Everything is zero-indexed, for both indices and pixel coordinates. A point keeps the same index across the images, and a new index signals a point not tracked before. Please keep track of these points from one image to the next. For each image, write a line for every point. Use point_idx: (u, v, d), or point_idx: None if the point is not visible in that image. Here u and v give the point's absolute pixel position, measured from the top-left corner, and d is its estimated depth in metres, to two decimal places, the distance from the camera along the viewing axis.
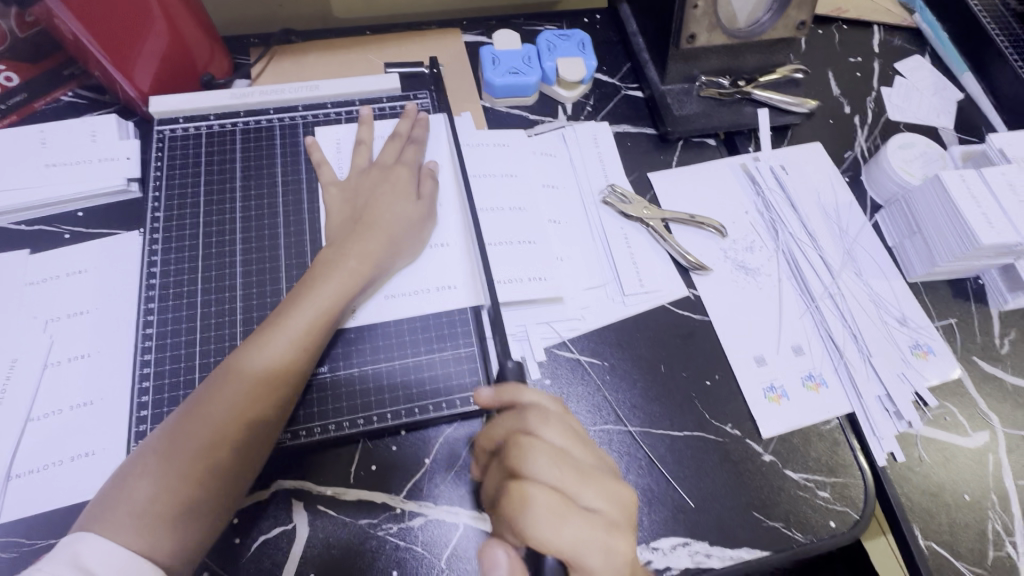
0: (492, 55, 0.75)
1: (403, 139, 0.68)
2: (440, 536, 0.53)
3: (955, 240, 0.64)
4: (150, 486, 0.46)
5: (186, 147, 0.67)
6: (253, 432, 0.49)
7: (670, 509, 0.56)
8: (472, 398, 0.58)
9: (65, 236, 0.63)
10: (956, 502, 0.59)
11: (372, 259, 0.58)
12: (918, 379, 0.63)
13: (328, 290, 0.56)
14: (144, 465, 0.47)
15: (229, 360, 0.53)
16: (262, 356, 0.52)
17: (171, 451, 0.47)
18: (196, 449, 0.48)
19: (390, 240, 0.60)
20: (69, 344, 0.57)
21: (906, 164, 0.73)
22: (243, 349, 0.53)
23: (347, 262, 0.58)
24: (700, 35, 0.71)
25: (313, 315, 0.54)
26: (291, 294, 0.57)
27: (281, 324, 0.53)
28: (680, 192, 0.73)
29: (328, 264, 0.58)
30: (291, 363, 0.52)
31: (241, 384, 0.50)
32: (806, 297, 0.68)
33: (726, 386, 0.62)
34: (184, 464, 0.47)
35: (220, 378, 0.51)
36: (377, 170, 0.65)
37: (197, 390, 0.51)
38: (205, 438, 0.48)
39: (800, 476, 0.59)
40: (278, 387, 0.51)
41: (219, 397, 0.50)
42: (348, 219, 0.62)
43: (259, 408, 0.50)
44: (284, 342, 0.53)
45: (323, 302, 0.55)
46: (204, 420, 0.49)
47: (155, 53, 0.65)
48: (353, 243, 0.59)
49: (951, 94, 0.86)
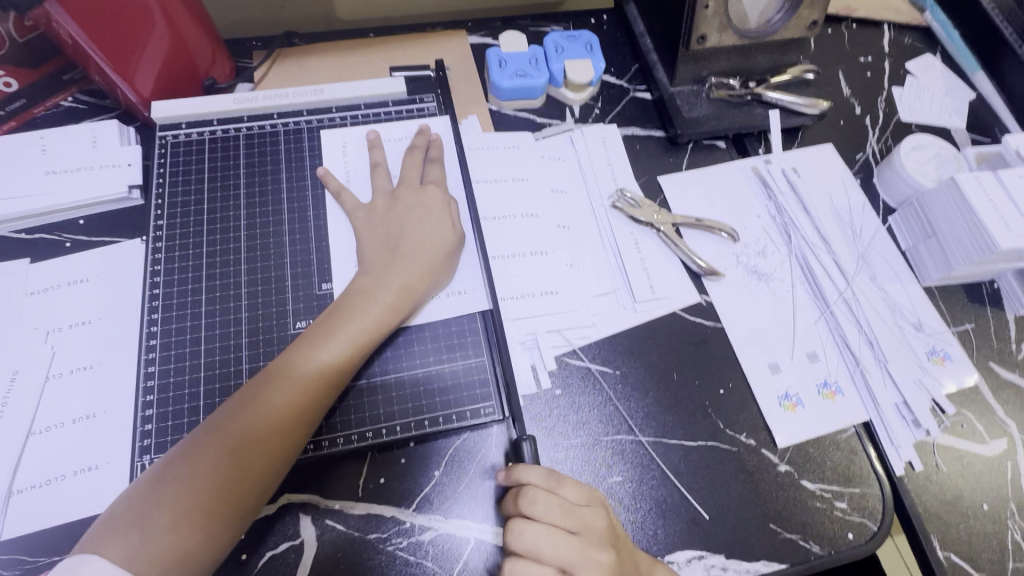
0: (498, 57, 0.73)
1: (422, 156, 0.66)
2: (450, 550, 0.52)
3: (972, 245, 0.62)
4: (167, 516, 0.44)
5: (189, 152, 0.66)
6: (273, 464, 0.48)
7: (685, 519, 0.55)
8: (482, 409, 0.57)
9: (66, 244, 0.62)
10: (975, 512, 0.58)
11: (406, 291, 0.57)
12: (935, 387, 0.62)
13: (359, 325, 0.54)
14: (159, 492, 0.45)
15: (254, 386, 0.51)
16: (291, 378, 0.51)
17: (189, 478, 0.46)
18: (218, 472, 0.46)
19: (426, 269, 0.58)
20: (71, 355, 0.56)
21: (920, 166, 0.72)
22: (276, 367, 0.52)
23: (383, 290, 0.56)
24: (710, 36, 0.69)
25: (343, 350, 0.53)
26: (317, 323, 0.55)
27: (309, 354, 0.52)
28: (691, 195, 0.72)
29: (365, 289, 0.56)
30: (317, 396, 0.51)
31: (265, 415, 0.49)
32: (820, 302, 0.66)
33: (740, 395, 0.61)
34: (202, 494, 0.45)
35: (243, 405, 0.49)
36: (406, 192, 0.62)
37: (220, 413, 0.50)
38: (226, 469, 0.47)
39: (816, 486, 0.58)
40: (301, 419, 0.50)
41: (242, 425, 0.48)
42: (382, 249, 0.59)
43: (282, 441, 0.49)
44: (312, 373, 0.51)
45: (352, 337, 0.53)
46: (226, 441, 0.48)
47: (156, 57, 0.63)
48: (392, 272, 0.57)
49: (963, 93, 0.84)
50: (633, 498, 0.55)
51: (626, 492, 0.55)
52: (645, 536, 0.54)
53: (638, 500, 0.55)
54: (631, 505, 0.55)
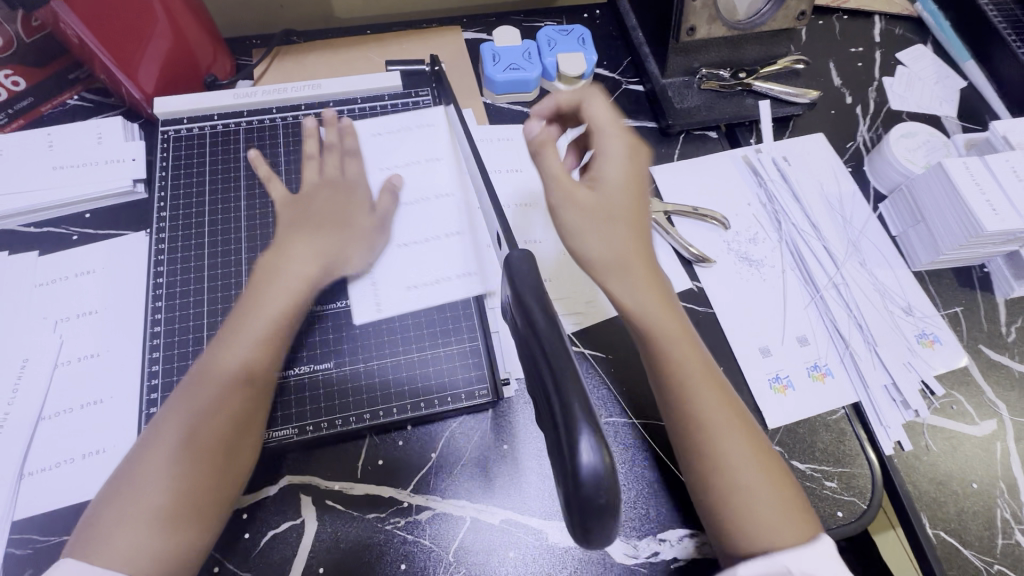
0: (492, 52, 0.75)
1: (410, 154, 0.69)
2: (447, 529, 0.53)
3: (959, 227, 0.63)
4: (124, 527, 0.45)
5: (191, 147, 0.67)
6: (217, 460, 0.49)
7: (677, 498, 0.56)
8: (477, 391, 0.58)
9: (73, 238, 0.64)
10: (964, 491, 0.59)
11: (353, 278, 0.59)
12: (924, 368, 0.63)
13: (273, 316, 0.55)
14: (112, 507, 0.46)
15: (178, 394, 0.51)
16: (229, 363, 0.52)
17: (135, 489, 0.47)
18: (182, 466, 0.48)
19: (388, 248, 0.61)
20: (78, 344, 0.58)
21: (909, 153, 0.73)
22: (210, 355, 0.53)
23: (301, 267, 0.58)
24: (700, 28, 0.70)
25: (254, 342, 0.53)
26: (229, 318, 0.55)
27: (230, 343, 0.53)
28: (683, 185, 0.73)
29: (274, 270, 0.57)
30: (241, 390, 0.51)
31: (194, 417, 0.49)
32: (810, 287, 0.67)
33: (731, 378, 0.62)
34: (155, 501, 0.46)
35: (169, 414, 0.50)
36: (395, 188, 0.65)
37: (150, 427, 0.50)
38: (172, 474, 0.47)
39: (807, 466, 0.59)
40: (232, 413, 0.50)
41: (175, 432, 0.49)
42: (352, 231, 0.61)
43: (219, 439, 0.49)
44: (231, 368, 0.52)
45: (265, 329, 0.54)
46: (176, 438, 0.49)
47: (158, 54, 0.65)
48: (320, 249, 0.59)
49: (953, 82, 0.85)
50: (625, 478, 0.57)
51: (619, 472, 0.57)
52: (637, 515, 0.55)
53: (631, 480, 0.57)
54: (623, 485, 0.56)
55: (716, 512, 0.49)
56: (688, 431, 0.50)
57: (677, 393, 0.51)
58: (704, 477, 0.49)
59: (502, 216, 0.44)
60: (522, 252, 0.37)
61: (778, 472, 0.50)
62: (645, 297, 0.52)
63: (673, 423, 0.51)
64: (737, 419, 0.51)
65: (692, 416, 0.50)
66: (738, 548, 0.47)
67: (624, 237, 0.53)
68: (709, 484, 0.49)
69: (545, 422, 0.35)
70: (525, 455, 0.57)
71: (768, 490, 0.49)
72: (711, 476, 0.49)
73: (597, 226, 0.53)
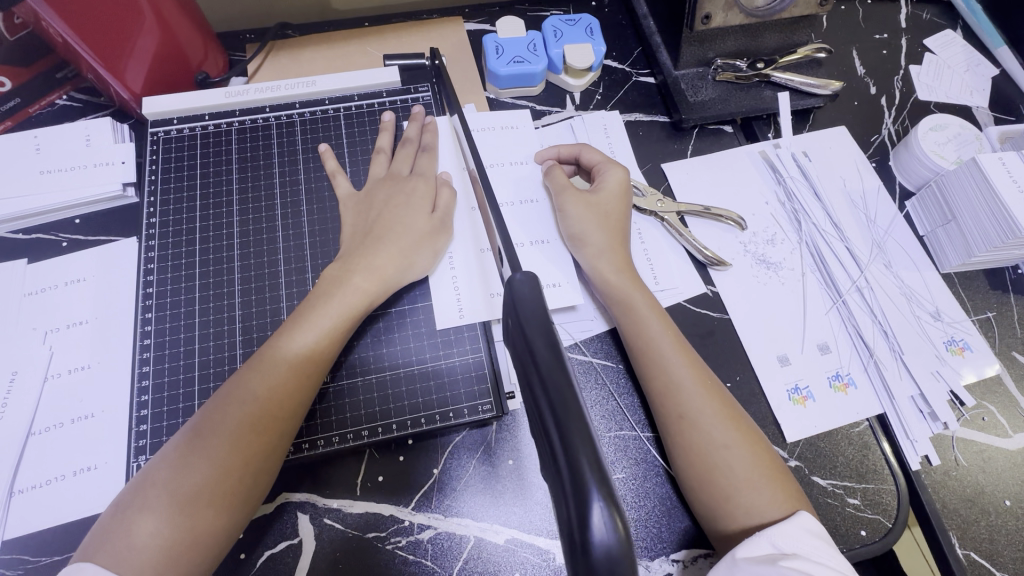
0: (495, 44, 0.71)
1: (414, 146, 0.65)
2: (451, 549, 0.51)
3: (994, 228, 0.59)
4: (154, 520, 0.44)
5: (181, 149, 0.65)
6: (256, 459, 0.47)
7: (691, 518, 0.53)
8: (480, 405, 0.56)
9: (63, 244, 0.62)
10: (997, 509, 0.56)
11: (381, 277, 0.56)
12: (954, 378, 0.60)
13: (335, 313, 0.53)
14: (148, 496, 0.45)
15: (232, 382, 0.50)
16: (269, 371, 0.50)
17: (174, 480, 0.45)
18: (203, 472, 0.46)
19: (409, 264, 0.58)
20: (67, 356, 0.56)
21: (939, 147, 0.68)
22: (256, 358, 0.51)
23: (355, 279, 0.55)
24: (716, 15, 0.66)
25: (318, 337, 0.52)
26: (296, 310, 0.54)
27: (278, 350, 0.51)
28: (696, 183, 0.69)
29: (335, 282, 0.55)
30: (295, 388, 0.50)
31: (245, 410, 0.48)
32: (832, 291, 0.64)
33: (748, 388, 0.59)
34: (189, 498, 0.45)
35: (222, 402, 0.49)
36: (394, 182, 0.62)
37: (201, 412, 0.49)
38: (211, 467, 0.46)
39: (828, 483, 0.56)
40: (282, 410, 0.49)
41: (225, 423, 0.48)
42: (369, 237, 0.58)
43: (261, 436, 0.48)
44: (289, 364, 0.50)
45: (328, 325, 0.53)
46: (202, 441, 0.47)
47: (147, 52, 0.62)
48: (366, 259, 0.56)
49: (985, 70, 0.80)
50: (636, 496, 0.54)
51: (630, 489, 0.54)
52: (649, 535, 0.53)
53: (642, 498, 0.54)
54: (634, 502, 0.54)
55: (714, 497, 0.49)
56: (676, 416, 0.52)
57: (660, 379, 0.53)
58: (697, 458, 0.50)
59: (502, 228, 0.41)
60: (527, 272, 0.33)
61: (768, 450, 0.51)
62: (631, 289, 0.58)
63: (661, 409, 0.53)
64: (725, 406, 0.52)
65: (681, 400, 0.52)
66: (731, 529, 0.48)
67: (608, 237, 0.60)
68: (701, 467, 0.50)
69: (543, 456, 0.31)
70: (532, 470, 0.55)
71: (760, 465, 0.50)
72: (708, 462, 0.50)
73: (586, 220, 0.60)
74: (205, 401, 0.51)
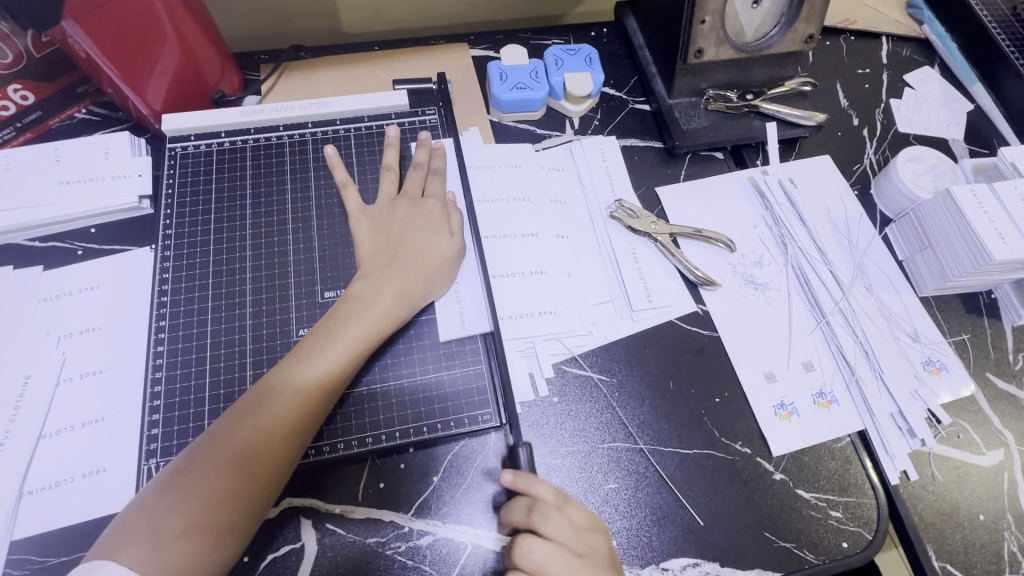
0: (499, 70, 0.75)
1: (423, 170, 0.68)
2: (448, 554, 0.53)
3: (967, 255, 0.63)
4: (177, 524, 0.45)
5: (197, 163, 0.67)
6: (276, 470, 0.49)
7: (679, 528, 0.55)
8: (480, 416, 0.58)
9: (78, 252, 0.63)
10: (971, 522, 0.58)
11: (401, 294, 0.58)
12: (931, 397, 0.63)
13: (356, 329, 0.55)
14: (171, 502, 0.46)
15: (256, 392, 0.52)
16: (292, 386, 0.52)
17: (199, 485, 0.47)
18: (226, 481, 0.47)
19: (416, 278, 0.60)
20: (81, 360, 0.58)
21: (916, 177, 0.72)
22: (281, 368, 0.53)
23: (371, 294, 0.58)
24: (708, 50, 0.71)
25: (340, 353, 0.54)
26: (317, 327, 0.56)
27: (302, 364, 0.53)
28: (688, 206, 0.73)
29: (355, 299, 0.57)
30: (315, 403, 0.52)
31: (268, 423, 0.50)
32: (816, 312, 0.67)
33: (735, 404, 0.62)
34: (213, 505, 0.46)
35: (246, 412, 0.51)
36: (402, 201, 0.65)
37: (224, 420, 0.51)
38: (234, 475, 0.48)
39: (812, 495, 0.58)
40: (302, 423, 0.51)
41: (247, 434, 0.49)
42: (380, 254, 0.61)
43: (283, 448, 0.50)
44: (312, 378, 0.52)
45: (347, 341, 0.55)
46: (225, 451, 0.49)
47: (167, 71, 0.65)
48: (380, 275, 0.59)
49: (961, 105, 0.85)
50: (629, 505, 0.56)
51: (622, 499, 0.56)
52: (639, 543, 0.54)
53: (634, 507, 0.56)
54: (626, 512, 0.56)
55: None
56: None
57: None
58: None
59: None
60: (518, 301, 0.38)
61: None
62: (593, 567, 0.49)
63: None
64: None
65: None
66: None
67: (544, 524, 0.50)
68: None
69: None
70: None
71: None
72: None
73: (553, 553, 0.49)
74: (225, 409, 0.53)
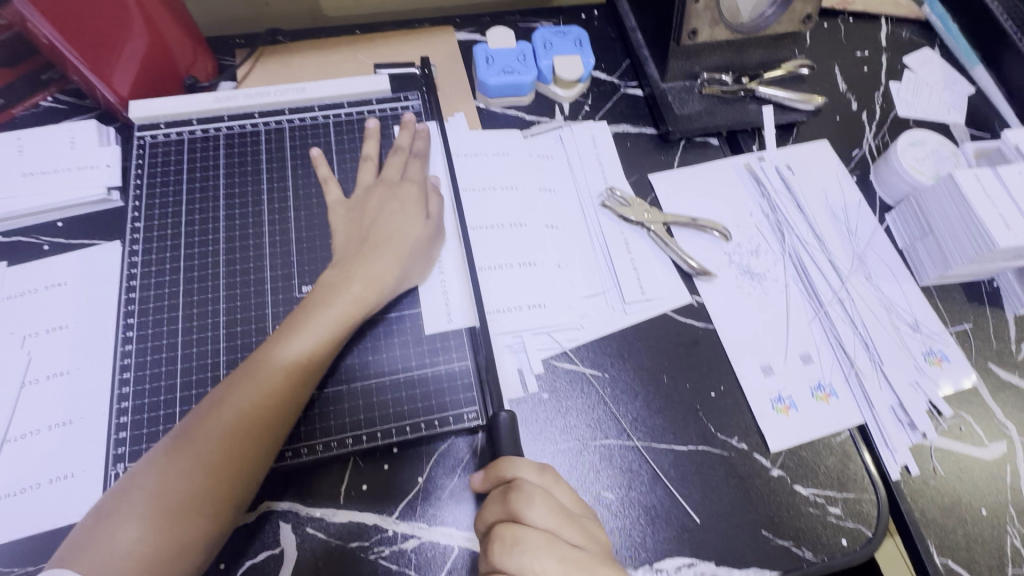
0: (486, 54, 0.72)
1: (405, 153, 0.65)
2: (434, 558, 0.51)
3: (970, 242, 0.61)
4: (139, 527, 0.43)
5: (167, 154, 0.64)
6: (244, 467, 0.47)
7: (673, 527, 0.53)
8: (466, 414, 0.55)
9: (44, 247, 0.60)
10: (974, 517, 0.57)
11: (379, 286, 0.56)
12: (931, 389, 0.61)
13: (329, 319, 0.53)
14: (134, 502, 0.44)
15: (223, 388, 0.49)
16: (261, 378, 0.49)
17: (162, 485, 0.45)
18: (192, 478, 0.45)
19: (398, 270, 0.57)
20: (46, 361, 0.55)
21: (917, 162, 0.70)
22: (251, 360, 0.51)
23: (348, 285, 0.55)
24: (702, 30, 0.68)
25: (310, 345, 0.51)
26: (290, 318, 0.54)
27: (271, 355, 0.50)
28: (682, 194, 0.70)
29: (330, 288, 0.55)
30: (286, 396, 0.49)
31: (236, 416, 0.47)
32: (814, 302, 0.65)
33: (731, 398, 0.60)
34: (178, 503, 0.44)
35: (212, 407, 0.48)
36: (383, 187, 0.62)
37: (190, 417, 0.48)
38: (200, 473, 0.45)
39: (810, 492, 0.56)
40: (270, 418, 0.48)
41: (214, 429, 0.47)
42: (359, 242, 0.59)
43: (251, 444, 0.47)
44: (281, 371, 0.50)
45: (320, 332, 0.52)
46: (191, 447, 0.46)
47: (135, 56, 0.62)
48: (358, 265, 0.56)
49: (962, 88, 0.83)
50: (622, 505, 0.54)
51: (616, 498, 0.54)
52: (632, 544, 0.52)
53: (627, 507, 0.54)
54: (619, 512, 0.54)
55: None
56: None
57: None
58: None
59: None
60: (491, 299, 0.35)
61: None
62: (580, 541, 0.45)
63: None
64: None
65: None
66: None
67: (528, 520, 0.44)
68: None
69: None
70: None
71: None
72: None
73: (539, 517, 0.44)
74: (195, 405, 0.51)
